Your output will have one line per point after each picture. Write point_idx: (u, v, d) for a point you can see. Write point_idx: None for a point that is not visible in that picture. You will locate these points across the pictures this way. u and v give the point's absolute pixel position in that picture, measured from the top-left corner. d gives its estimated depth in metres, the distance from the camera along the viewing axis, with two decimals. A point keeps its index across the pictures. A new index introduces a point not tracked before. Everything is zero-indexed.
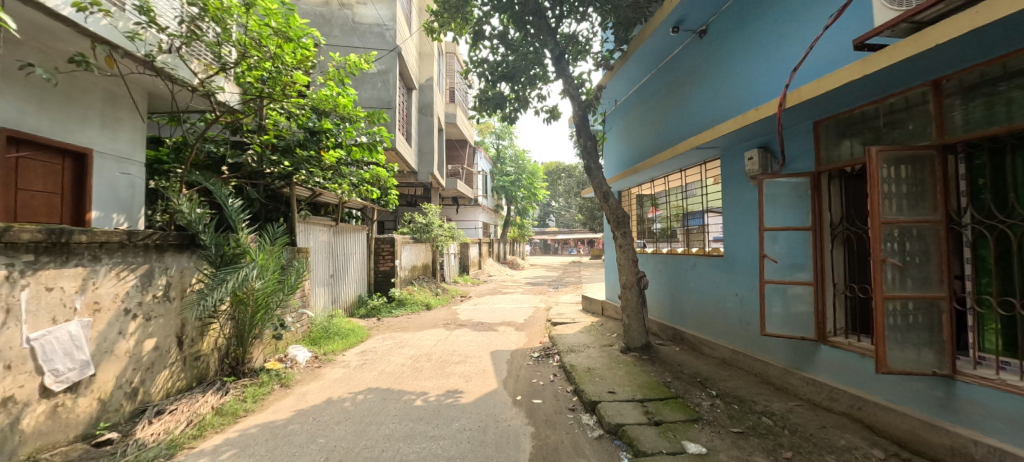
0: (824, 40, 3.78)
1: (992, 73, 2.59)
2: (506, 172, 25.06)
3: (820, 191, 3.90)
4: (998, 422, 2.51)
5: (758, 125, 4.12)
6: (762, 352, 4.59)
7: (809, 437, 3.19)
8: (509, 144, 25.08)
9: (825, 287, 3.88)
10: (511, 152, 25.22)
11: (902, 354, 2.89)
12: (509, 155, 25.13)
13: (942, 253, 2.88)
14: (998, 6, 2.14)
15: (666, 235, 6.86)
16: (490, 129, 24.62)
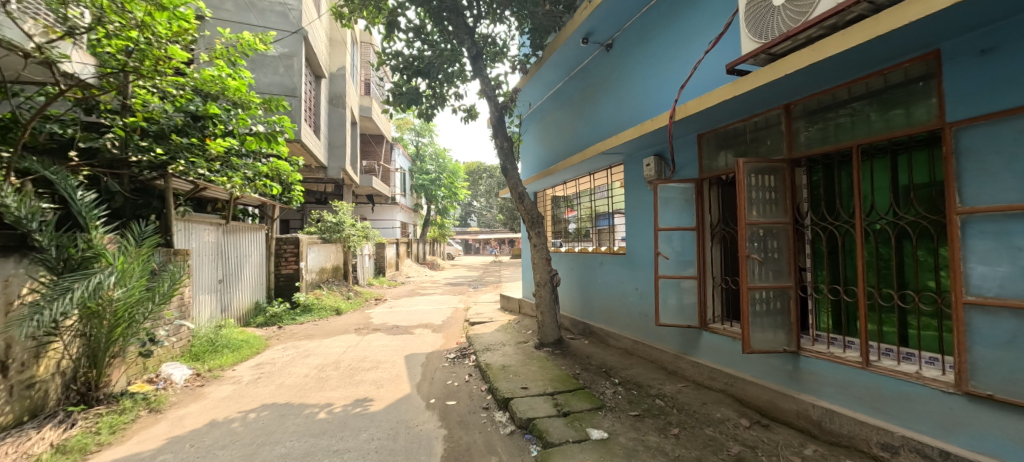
0: (707, 63, 4.28)
1: (825, 101, 3.15)
2: (426, 170, 24.40)
3: (703, 195, 4.41)
4: (829, 388, 3.06)
5: (654, 134, 4.53)
6: (657, 341, 5.06)
7: (693, 414, 3.60)
8: (429, 142, 24.50)
9: (707, 280, 4.38)
10: (431, 150, 24.65)
11: (763, 335, 3.38)
12: (428, 153, 24.54)
13: (791, 249, 3.43)
14: (829, 46, 2.60)
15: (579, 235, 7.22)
16: (408, 125, 23.91)
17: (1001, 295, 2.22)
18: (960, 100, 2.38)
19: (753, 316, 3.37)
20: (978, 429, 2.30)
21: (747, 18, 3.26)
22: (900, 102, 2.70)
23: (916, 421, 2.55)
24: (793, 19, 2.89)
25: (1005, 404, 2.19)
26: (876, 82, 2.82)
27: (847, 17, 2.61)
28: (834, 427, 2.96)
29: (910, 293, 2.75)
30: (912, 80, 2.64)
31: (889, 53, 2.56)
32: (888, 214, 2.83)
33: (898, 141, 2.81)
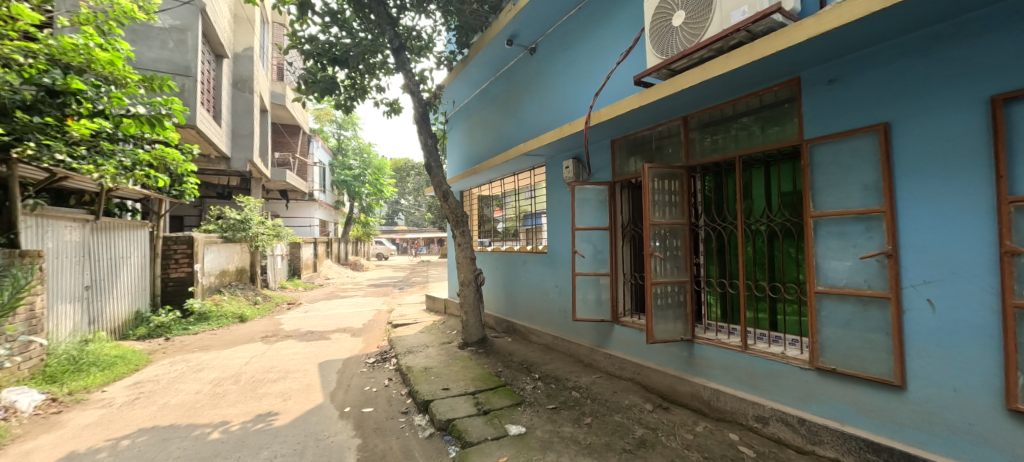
0: (619, 73, 4.57)
1: (716, 115, 3.54)
2: (348, 166, 22.49)
3: (616, 197, 4.70)
4: (717, 371, 3.44)
5: (572, 138, 4.74)
6: (575, 335, 5.30)
7: (604, 402, 3.83)
8: (352, 136, 23.13)
9: (619, 277, 4.69)
10: (355, 144, 23.28)
11: (665, 326, 3.69)
12: (352, 147, 23.17)
13: (687, 248, 3.80)
14: (718, 66, 2.91)
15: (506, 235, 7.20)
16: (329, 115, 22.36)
17: (842, 285, 2.65)
18: (815, 120, 2.80)
19: (658, 309, 3.67)
20: (825, 397, 2.72)
21: (652, 35, 3.54)
22: (773, 120, 3.11)
23: (782, 394, 2.96)
24: (689, 39, 3.19)
25: (844, 376, 2.62)
26: (754, 101, 3.23)
27: (732, 41, 2.95)
28: (721, 405, 3.33)
29: (779, 284, 3.18)
30: (781, 102, 3.06)
31: (763, 76, 2.94)
32: (763, 217, 3.25)
33: (771, 153, 3.23)
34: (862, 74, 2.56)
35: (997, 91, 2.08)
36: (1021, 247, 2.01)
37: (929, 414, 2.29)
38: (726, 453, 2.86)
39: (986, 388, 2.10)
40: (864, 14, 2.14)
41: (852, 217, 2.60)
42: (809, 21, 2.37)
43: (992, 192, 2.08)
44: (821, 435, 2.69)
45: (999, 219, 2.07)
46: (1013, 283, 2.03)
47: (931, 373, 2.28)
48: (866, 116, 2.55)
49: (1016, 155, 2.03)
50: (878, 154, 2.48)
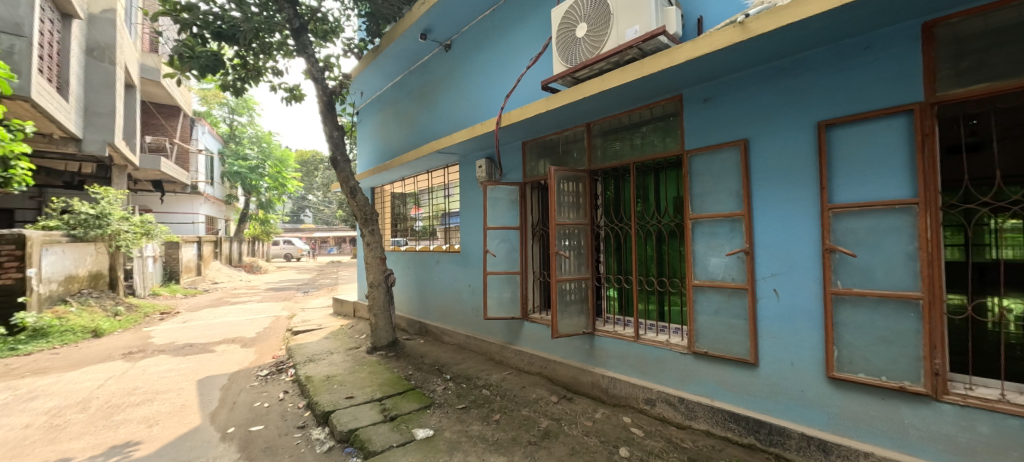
0: (529, 77, 4.71)
1: (615, 123, 3.83)
2: (244, 156, 19.71)
3: (526, 197, 4.84)
4: (615, 360, 3.72)
5: (484, 137, 4.77)
6: (486, 333, 5.35)
7: (513, 398, 3.93)
8: (249, 122, 20.28)
9: (529, 275, 4.83)
10: (251, 131, 20.23)
11: (569, 321, 3.89)
12: (246, 134, 20.03)
13: (589, 246, 4.06)
14: (614, 78, 3.14)
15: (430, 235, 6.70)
16: (219, 98, 19.66)
17: (713, 278, 3.04)
18: (693, 134, 3.16)
19: (563, 305, 3.86)
20: (700, 377, 3.09)
21: (558, 43, 3.71)
22: (662, 131, 3.45)
23: (666, 378, 3.30)
24: (591, 50, 3.40)
25: (714, 358, 3.00)
26: (646, 113, 3.56)
27: (626, 57, 3.20)
28: (617, 392, 3.60)
29: (665, 279, 3.54)
30: (667, 116, 3.41)
31: (653, 90, 3.23)
32: (653, 219, 3.58)
33: (660, 161, 3.58)
34: (730, 95, 2.95)
35: (823, 117, 2.52)
36: (837, 245, 2.47)
37: (775, 385, 2.71)
38: (620, 436, 3.11)
39: (814, 360, 2.54)
40: (729, 44, 2.46)
41: (721, 219, 3.00)
42: (687, 45, 2.67)
43: (818, 200, 2.53)
44: (696, 411, 3.05)
45: (823, 222, 2.51)
46: (831, 274, 2.49)
47: (776, 351, 2.70)
48: (731, 132, 2.94)
49: (834, 170, 2.48)
50: (740, 165, 2.88)
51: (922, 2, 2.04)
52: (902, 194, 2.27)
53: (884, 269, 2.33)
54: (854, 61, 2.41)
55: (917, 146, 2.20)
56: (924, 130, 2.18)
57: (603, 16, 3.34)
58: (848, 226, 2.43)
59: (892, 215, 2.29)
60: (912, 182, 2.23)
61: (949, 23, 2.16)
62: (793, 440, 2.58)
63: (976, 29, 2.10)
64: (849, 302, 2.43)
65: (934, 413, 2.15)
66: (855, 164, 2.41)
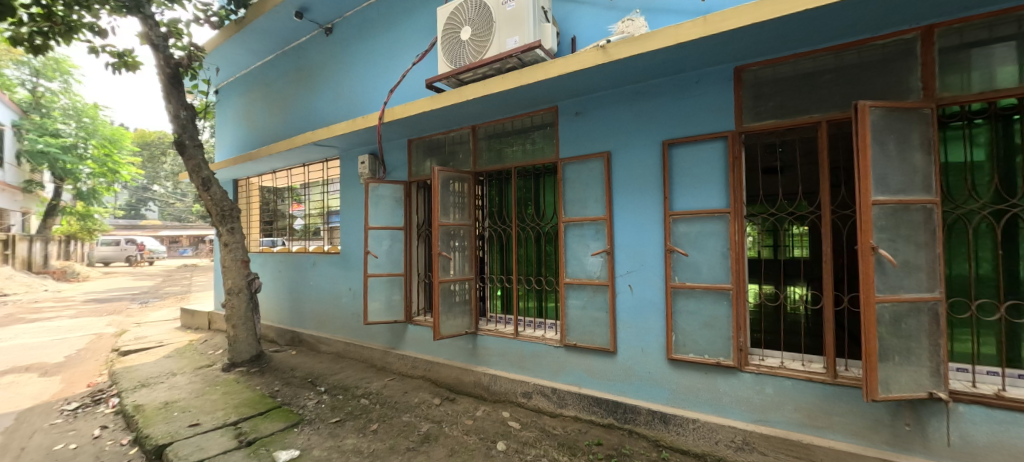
0: (415, 74, 4.60)
1: (499, 128, 3.97)
2: (55, 133, 15.40)
3: (411, 196, 4.72)
4: (496, 357, 3.83)
5: (365, 132, 4.52)
6: (367, 339, 5.06)
7: (393, 405, 3.80)
8: (62, 89, 16.01)
9: (413, 276, 4.71)
10: (64, 101, 15.97)
11: (452, 322, 3.89)
12: (58, 104, 15.85)
13: (473, 246, 4.11)
14: (495, 84, 3.24)
15: (310, 234, 6.06)
16: (13, 53, 15.03)
17: (581, 275, 3.34)
18: (566, 143, 3.43)
19: (444, 306, 3.85)
20: (570, 368, 3.36)
21: (443, 44, 3.70)
22: (540, 138, 3.67)
23: (541, 370, 3.52)
24: (475, 54, 3.45)
25: (581, 348, 3.30)
26: (526, 121, 3.76)
27: (507, 65, 3.33)
28: (497, 388, 3.73)
29: (542, 278, 3.76)
30: (545, 125, 3.64)
31: (532, 99, 3.42)
32: (531, 221, 3.78)
33: (538, 167, 3.79)
34: (596, 111, 3.28)
35: (666, 136, 2.94)
36: (675, 245, 2.90)
37: (628, 369, 3.08)
38: (498, 430, 3.23)
39: (658, 345, 2.95)
40: (593, 64, 2.73)
41: (588, 222, 3.31)
42: (559, 61, 2.88)
43: (662, 207, 2.95)
44: (566, 399, 3.31)
45: (666, 226, 2.93)
46: (671, 271, 2.92)
47: (630, 340, 3.07)
48: (597, 144, 3.26)
49: (674, 182, 2.91)
50: (603, 175, 3.22)
51: (734, 49, 2.51)
52: (720, 204, 2.75)
53: (707, 266, 2.80)
54: (690, 91, 2.85)
55: (730, 166, 2.70)
56: (735, 153, 2.69)
57: (487, 23, 3.43)
58: (683, 230, 2.88)
59: (713, 221, 2.78)
60: (726, 195, 2.73)
61: (751, 69, 2.69)
62: (642, 415, 2.96)
63: (769, 76, 2.63)
64: (683, 294, 2.88)
65: (739, 381, 2.66)
66: (688, 178, 2.87)
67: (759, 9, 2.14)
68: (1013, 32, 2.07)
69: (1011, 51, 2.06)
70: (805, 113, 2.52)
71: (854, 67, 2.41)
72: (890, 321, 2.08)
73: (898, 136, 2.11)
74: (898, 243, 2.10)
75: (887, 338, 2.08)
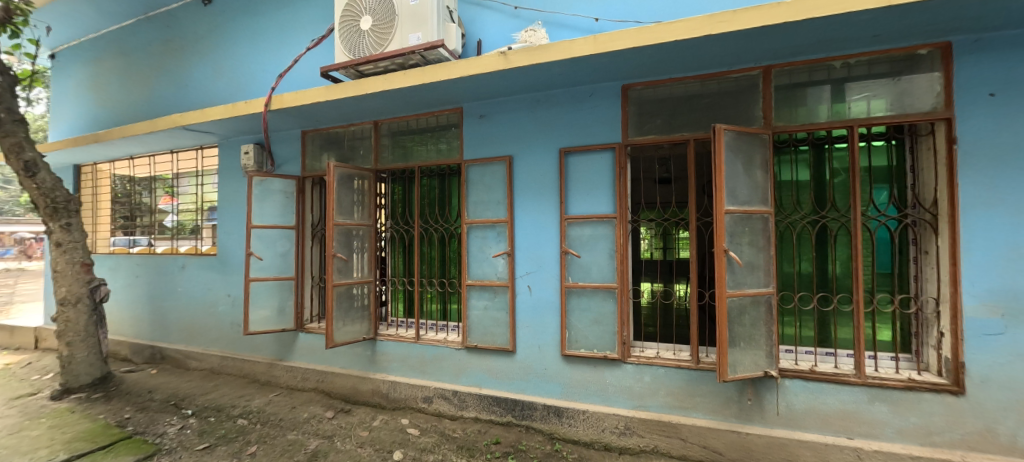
0: (310, 62, 4.24)
1: (403, 125, 3.84)
2: None
3: (304, 193, 4.34)
4: (396, 363, 3.69)
5: (248, 119, 4.05)
6: (249, 351, 4.52)
7: (277, 423, 3.46)
8: None
9: (305, 280, 4.32)
10: None
11: (345, 328, 3.65)
12: None
13: (373, 247, 3.89)
14: (396, 80, 3.13)
15: (180, 232, 5.25)
16: None
17: (482, 277, 3.38)
18: (470, 146, 3.44)
19: (337, 311, 3.58)
20: (471, 369, 3.38)
21: (341, 33, 3.48)
22: (444, 139, 3.64)
23: (442, 373, 3.48)
24: (375, 46, 3.30)
25: (482, 349, 3.34)
26: (432, 120, 3.70)
27: (410, 61, 3.27)
28: (396, 395, 3.60)
29: (445, 280, 3.71)
30: (450, 125, 3.62)
31: (436, 98, 3.37)
32: (435, 222, 3.72)
33: (443, 167, 3.74)
34: (500, 115, 3.34)
35: (563, 144, 3.11)
36: (569, 247, 3.09)
37: (526, 366, 3.19)
38: (395, 439, 3.12)
39: (553, 343, 3.11)
40: (495, 69, 2.78)
41: (490, 224, 3.36)
42: (461, 63, 2.87)
43: (558, 211, 3.11)
44: (467, 401, 3.32)
45: (561, 229, 3.10)
46: (566, 271, 3.09)
47: (528, 338, 3.19)
48: (500, 148, 3.33)
49: (569, 187, 3.09)
50: (506, 178, 3.30)
51: (621, 69, 2.75)
52: (609, 210, 2.99)
53: (596, 267, 3.02)
54: (585, 103, 3.06)
55: (617, 174, 2.95)
56: (621, 163, 2.94)
57: (389, 15, 3.29)
58: (577, 233, 3.07)
59: (602, 225, 3.01)
60: (613, 201, 2.98)
61: (636, 89, 2.96)
62: (538, 411, 3.09)
63: (651, 96, 2.93)
64: (575, 293, 3.07)
65: (622, 372, 2.92)
66: (582, 184, 3.07)
67: (640, 34, 2.37)
68: (825, 77, 2.58)
69: (825, 92, 2.57)
70: (678, 131, 2.85)
71: (716, 95, 2.78)
72: (737, 312, 2.45)
73: (745, 156, 2.51)
74: (743, 246, 2.48)
75: (735, 327, 2.44)
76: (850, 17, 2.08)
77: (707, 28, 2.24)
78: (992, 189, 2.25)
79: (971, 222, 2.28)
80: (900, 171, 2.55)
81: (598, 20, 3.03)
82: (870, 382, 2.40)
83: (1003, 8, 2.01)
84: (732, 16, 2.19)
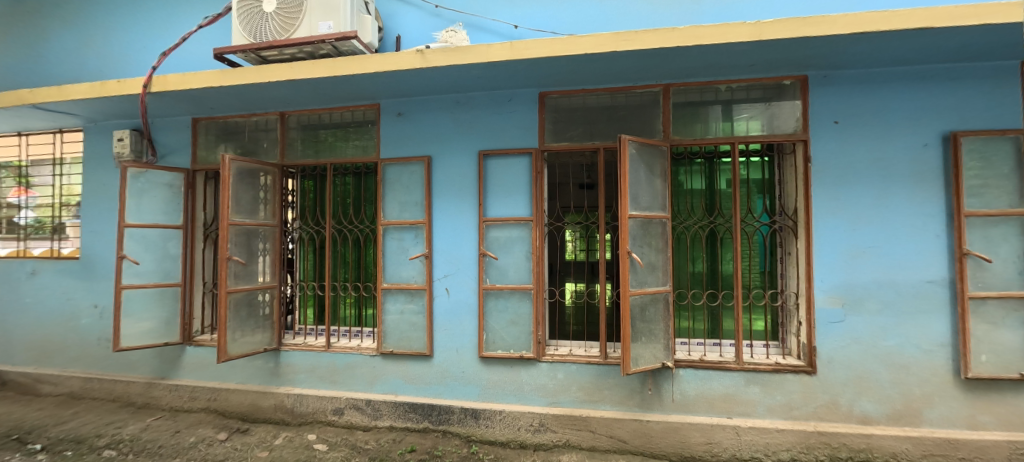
0: (202, 42, 3.78)
1: (314, 119, 3.59)
2: None
3: (194, 189, 3.85)
4: (303, 374, 3.43)
5: (121, 101, 3.50)
6: (123, 370, 3.91)
7: (156, 451, 3.04)
8: None
9: (194, 287, 3.83)
10: None
11: (242, 339, 3.29)
12: None
13: (276, 249, 3.56)
14: (303, 69, 2.91)
15: (30, 231, 4.39)
16: None
17: (398, 280, 3.27)
18: (387, 144, 3.32)
19: (233, 321, 3.21)
20: (385, 376, 3.26)
21: (240, 12, 3.15)
22: (360, 136, 3.46)
23: (355, 382, 3.31)
24: (280, 31, 3.04)
25: (397, 355, 3.24)
26: (346, 115, 3.51)
27: (320, 50, 3.07)
28: (303, 409, 3.35)
29: (360, 284, 3.52)
30: (366, 122, 3.45)
31: (350, 92, 3.20)
32: (349, 222, 3.52)
33: (359, 165, 3.56)
34: (418, 114, 3.26)
35: (482, 147, 3.13)
36: (487, 250, 3.11)
37: (443, 370, 3.15)
38: (299, 458, 2.90)
39: (470, 345, 3.12)
40: (411, 67, 2.70)
41: (407, 226, 3.26)
42: (376, 57, 2.76)
43: (477, 213, 3.12)
44: (381, 410, 3.19)
45: (479, 231, 3.11)
46: (483, 273, 3.11)
47: (446, 341, 3.16)
48: (418, 147, 3.25)
49: (487, 190, 3.12)
50: (424, 178, 3.23)
51: (537, 77, 2.83)
52: (526, 213, 3.06)
53: (513, 269, 3.08)
54: (504, 107, 3.11)
55: (534, 179, 3.03)
56: (537, 168, 3.03)
57: None
58: (495, 235, 3.11)
59: (519, 228, 3.08)
60: (529, 205, 3.06)
61: (552, 97, 3.07)
62: (454, 415, 3.07)
63: (566, 104, 3.06)
64: (493, 295, 3.10)
65: (537, 371, 3.01)
66: (500, 187, 3.11)
67: (553, 44, 2.46)
68: (714, 98, 2.89)
69: (714, 111, 2.88)
70: (589, 140, 3.01)
71: (623, 107, 2.99)
72: (639, 309, 2.64)
73: (647, 165, 2.72)
74: (644, 248, 2.69)
75: (638, 323, 2.63)
76: (731, 47, 2.35)
77: (613, 45, 2.40)
78: (836, 201, 2.69)
79: (822, 228, 2.70)
80: (771, 183, 2.95)
81: (517, 27, 3.10)
82: (747, 367, 2.75)
83: (844, 50, 2.41)
84: (634, 36, 2.37)
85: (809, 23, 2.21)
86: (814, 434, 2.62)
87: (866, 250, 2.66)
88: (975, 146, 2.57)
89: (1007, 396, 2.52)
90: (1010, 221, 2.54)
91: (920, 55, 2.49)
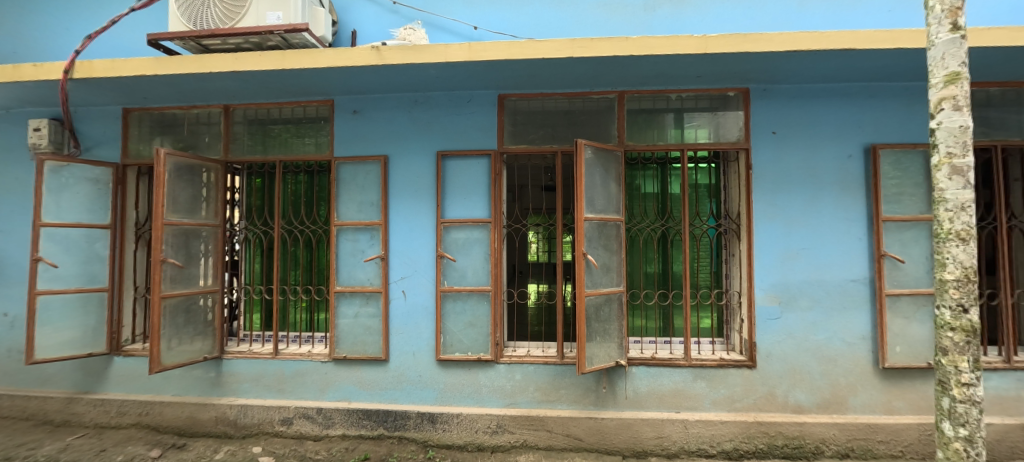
0: (135, 25, 3.50)
1: (262, 113, 3.41)
2: None
3: (124, 185, 3.54)
4: (247, 384, 3.25)
5: (37, 87, 3.16)
6: (39, 385, 3.53)
7: None
8: None
9: (123, 292, 3.52)
10: None
11: (177, 348, 3.06)
12: None
13: (218, 251, 3.34)
14: (248, 61, 2.76)
15: None
16: None
17: (352, 282, 3.17)
18: (340, 142, 3.20)
19: (167, 329, 2.98)
20: (338, 382, 3.14)
21: None
22: (312, 133, 3.32)
23: (305, 390, 3.17)
24: (223, 19, 2.86)
25: (351, 360, 3.14)
26: (297, 110, 3.36)
27: (268, 42, 2.92)
28: (247, 420, 3.16)
29: (311, 287, 3.39)
30: (319, 118, 3.32)
31: (301, 87, 3.06)
32: (300, 223, 3.37)
33: (311, 163, 3.42)
34: (375, 112, 3.18)
35: (441, 148, 3.09)
36: (445, 251, 3.08)
37: (400, 374, 3.09)
38: None
39: (427, 348, 3.07)
40: (366, 64, 2.63)
41: (362, 227, 3.17)
42: (328, 52, 2.66)
43: (434, 214, 3.08)
44: (333, 418, 3.08)
45: (437, 233, 3.07)
46: (441, 275, 3.07)
47: (402, 345, 3.10)
48: (373, 147, 3.17)
49: (446, 191, 3.09)
50: (380, 179, 3.15)
51: (496, 79, 2.84)
52: (485, 214, 3.06)
53: (471, 271, 3.07)
54: (463, 108, 3.09)
55: (493, 181, 3.03)
56: (496, 170, 3.04)
57: None
58: (453, 236, 3.08)
59: (478, 229, 3.07)
60: (488, 206, 3.06)
61: (511, 99, 3.09)
62: (411, 420, 3.01)
63: (525, 107, 3.09)
64: (450, 297, 3.07)
65: (495, 373, 3.01)
66: (459, 189, 3.09)
67: (511, 47, 2.48)
68: (665, 106, 3.02)
69: (665, 119, 3.01)
70: (547, 143, 3.05)
71: (580, 112, 3.06)
72: (593, 310, 2.71)
73: (602, 169, 2.80)
74: (599, 250, 2.76)
75: (593, 323, 2.70)
76: (680, 58, 2.46)
77: (569, 51, 2.45)
78: (773, 206, 2.89)
79: (761, 231, 2.89)
80: (717, 188, 3.11)
81: (477, 28, 3.09)
82: (694, 363, 2.89)
83: (780, 66, 2.59)
84: (589, 43, 2.43)
85: (749, 40, 2.36)
86: (753, 425, 2.80)
87: (800, 251, 2.87)
88: (890, 158, 2.84)
89: (917, 383, 2.80)
90: (920, 225, 2.81)
91: (845, 74, 2.73)
